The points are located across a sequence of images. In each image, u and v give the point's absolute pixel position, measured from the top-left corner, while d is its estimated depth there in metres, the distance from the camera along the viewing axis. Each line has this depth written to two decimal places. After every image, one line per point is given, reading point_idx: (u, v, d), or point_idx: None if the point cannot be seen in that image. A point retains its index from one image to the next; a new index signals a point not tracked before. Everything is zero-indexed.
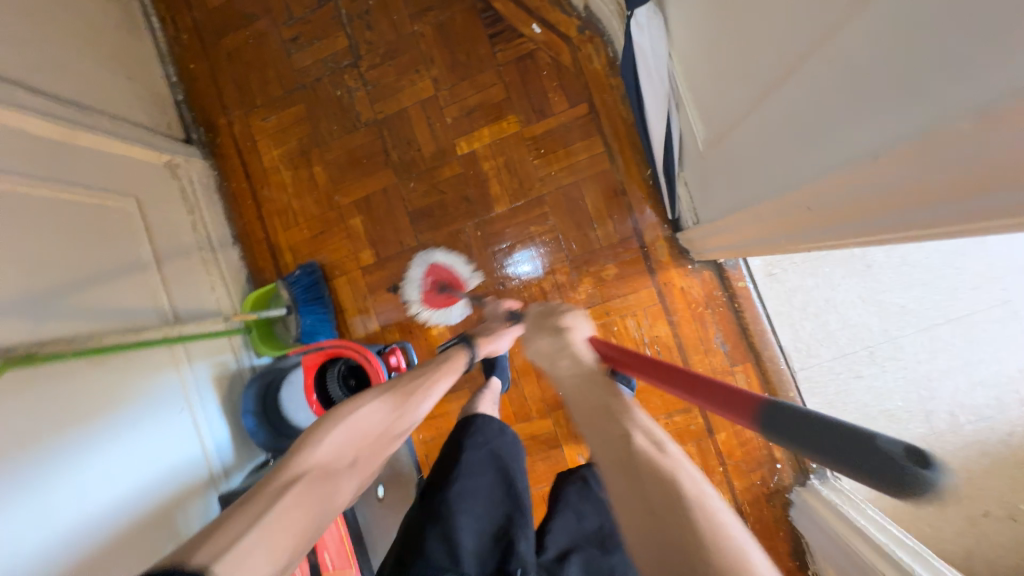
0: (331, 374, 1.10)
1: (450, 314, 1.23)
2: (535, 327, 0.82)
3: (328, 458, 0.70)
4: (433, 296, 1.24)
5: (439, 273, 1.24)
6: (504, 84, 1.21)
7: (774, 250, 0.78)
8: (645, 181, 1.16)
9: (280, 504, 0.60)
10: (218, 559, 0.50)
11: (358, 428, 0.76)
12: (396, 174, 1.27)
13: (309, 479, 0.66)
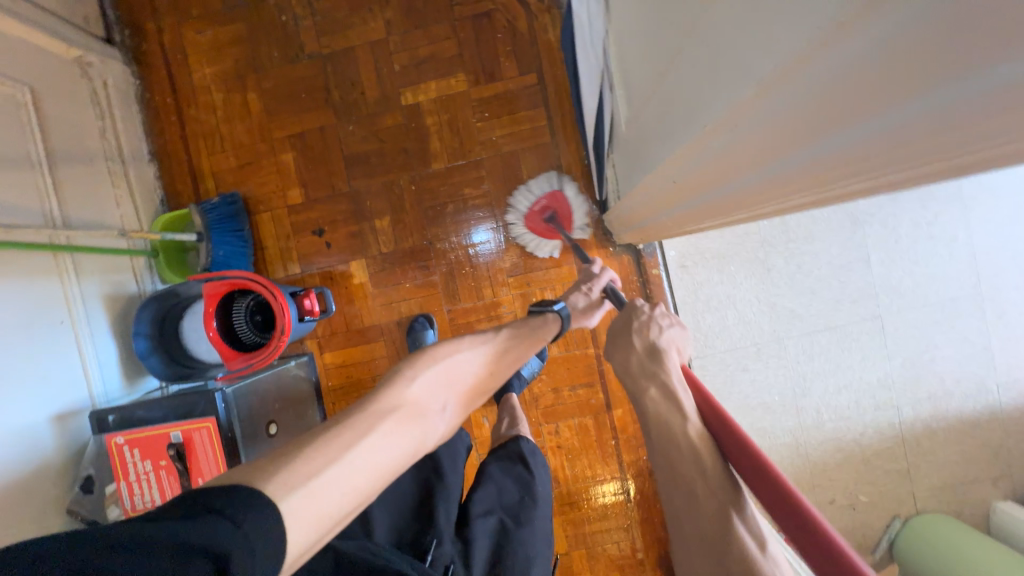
0: (237, 306, 1.07)
1: (547, 247, 1.19)
2: (622, 333, 0.73)
3: (433, 396, 0.64)
4: (536, 221, 1.18)
5: (558, 202, 1.17)
6: (458, 40, 1.19)
7: (673, 225, 0.84)
8: (581, 160, 1.19)
9: (376, 433, 0.53)
10: (292, 496, 0.42)
11: (459, 374, 0.70)
12: (335, 114, 1.22)
13: (410, 413, 0.59)
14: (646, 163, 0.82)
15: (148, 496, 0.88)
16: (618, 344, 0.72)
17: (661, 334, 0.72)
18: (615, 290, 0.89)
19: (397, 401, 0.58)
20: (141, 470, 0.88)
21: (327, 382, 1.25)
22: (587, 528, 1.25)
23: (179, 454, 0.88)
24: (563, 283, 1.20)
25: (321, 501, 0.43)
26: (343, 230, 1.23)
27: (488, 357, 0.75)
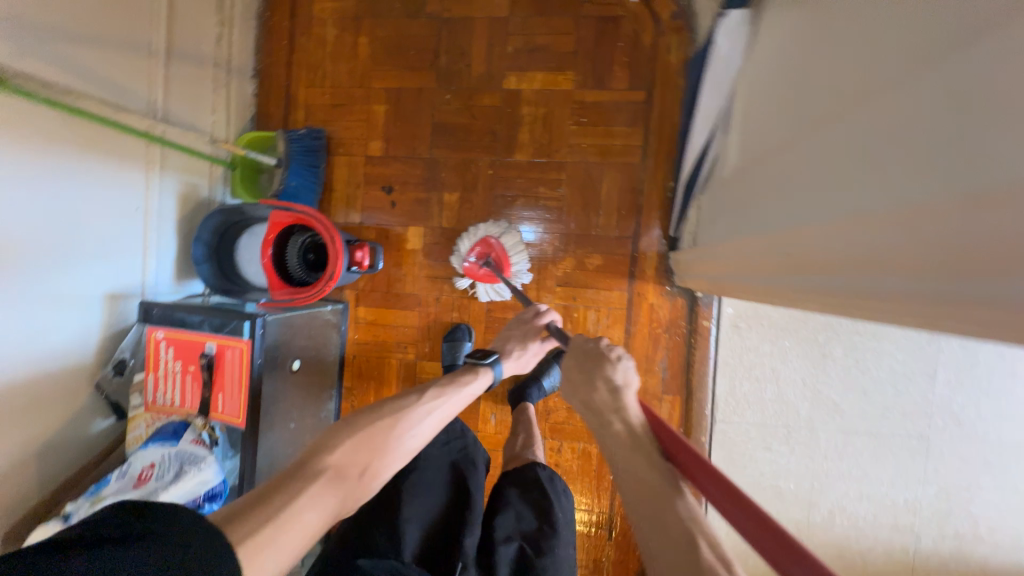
0: (292, 239, 1.09)
1: (492, 291, 1.20)
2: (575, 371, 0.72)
3: (359, 457, 0.67)
4: (475, 269, 1.20)
5: (491, 248, 1.18)
6: (577, 38, 1.16)
7: (744, 291, 0.80)
8: (664, 192, 1.15)
9: (296, 497, 0.57)
10: (243, 547, 0.49)
11: (386, 432, 0.71)
12: (436, 80, 1.22)
13: (331, 475, 0.62)
14: (747, 220, 0.78)
15: (171, 395, 0.91)
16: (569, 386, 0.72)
17: (615, 372, 0.69)
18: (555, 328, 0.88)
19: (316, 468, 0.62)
20: (170, 369, 0.91)
21: (354, 335, 1.27)
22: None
23: (208, 365, 0.89)
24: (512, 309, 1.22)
25: (265, 556, 0.50)
26: (411, 194, 1.24)
27: (418, 415, 0.76)
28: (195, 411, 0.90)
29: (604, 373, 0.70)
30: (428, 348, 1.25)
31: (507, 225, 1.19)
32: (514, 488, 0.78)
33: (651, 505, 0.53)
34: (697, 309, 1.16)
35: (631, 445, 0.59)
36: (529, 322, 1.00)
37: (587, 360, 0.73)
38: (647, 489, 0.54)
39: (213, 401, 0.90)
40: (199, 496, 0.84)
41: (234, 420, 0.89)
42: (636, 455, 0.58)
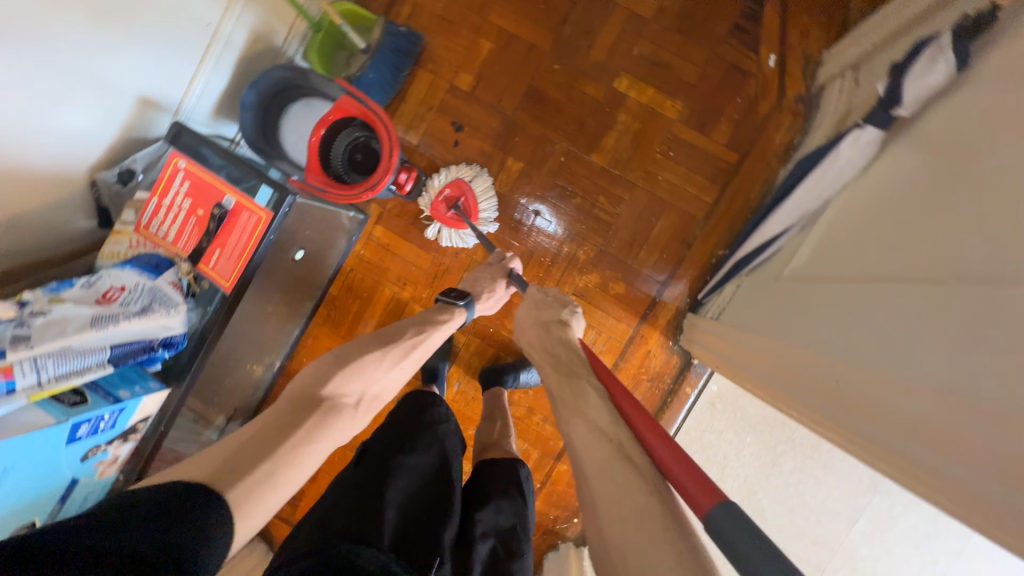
0: (347, 130, 1.04)
1: (456, 237, 1.16)
2: (530, 311, 0.91)
3: (343, 392, 0.76)
4: (442, 210, 1.16)
5: (463, 191, 1.15)
6: (702, 73, 1.13)
7: (765, 390, 0.81)
8: (710, 256, 1.15)
9: (287, 436, 0.67)
10: (234, 485, 0.59)
11: (363, 366, 0.79)
12: (552, 44, 1.16)
13: (318, 409, 0.72)
14: (795, 330, 0.79)
15: (166, 228, 0.84)
16: (524, 322, 0.91)
17: (556, 314, 0.89)
18: (517, 275, 1.00)
19: (305, 403, 0.73)
20: (176, 202, 0.84)
21: (360, 249, 1.22)
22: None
23: (218, 217, 0.83)
24: (479, 258, 1.20)
25: (256, 493, 0.60)
26: (477, 142, 1.18)
27: (400, 353, 0.84)
28: (184, 255, 0.85)
29: (547, 314, 0.89)
30: (425, 295, 1.22)
31: (484, 172, 1.16)
32: (491, 492, 0.78)
33: (575, 415, 0.69)
34: (686, 374, 1.18)
35: (564, 372, 0.77)
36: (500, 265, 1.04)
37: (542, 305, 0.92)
38: (575, 404, 0.70)
39: (207, 254, 0.84)
40: (156, 341, 0.79)
41: (220, 280, 0.85)
42: (570, 383, 0.74)
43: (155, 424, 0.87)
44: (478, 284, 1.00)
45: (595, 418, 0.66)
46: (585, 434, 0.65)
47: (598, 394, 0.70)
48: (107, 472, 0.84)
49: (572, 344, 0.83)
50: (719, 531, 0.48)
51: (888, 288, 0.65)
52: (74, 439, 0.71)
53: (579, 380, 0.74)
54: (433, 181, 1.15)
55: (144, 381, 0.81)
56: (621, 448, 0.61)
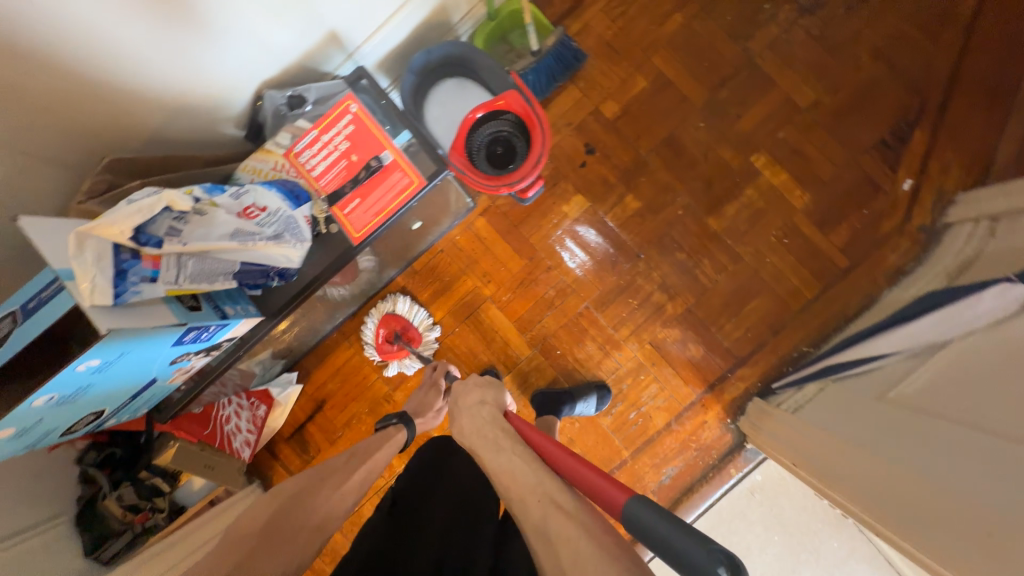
0: (494, 122, 1.03)
1: (403, 368, 1.21)
2: (455, 399, 0.82)
3: (300, 514, 0.64)
4: (386, 346, 1.21)
5: (395, 323, 1.21)
6: (836, 175, 1.16)
7: (856, 503, 0.80)
8: (791, 349, 1.15)
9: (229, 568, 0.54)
10: None
11: (310, 484, 0.68)
12: (704, 102, 1.18)
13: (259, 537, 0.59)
14: (896, 453, 0.78)
15: (315, 163, 0.84)
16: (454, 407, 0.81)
17: (475, 395, 0.80)
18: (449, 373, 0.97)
19: (247, 538, 0.60)
20: (335, 142, 0.83)
21: (457, 234, 1.23)
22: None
23: (372, 168, 0.83)
24: (547, 285, 1.21)
25: None
26: (603, 170, 1.20)
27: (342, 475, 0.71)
28: (324, 194, 0.84)
29: (469, 394, 0.81)
30: (505, 298, 1.22)
31: (412, 301, 1.22)
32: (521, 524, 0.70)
33: (511, 486, 0.63)
34: (736, 455, 1.16)
35: (492, 444, 0.70)
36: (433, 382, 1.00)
37: (481, 389, 0.82)
38: (507, 476, 0.64)
39: (347, 200, 0.83)
40: (275, 268, 0.77)
41: (349, 229, 0.84)
42: (498, 456, 0.67)
43: (234, 347, 0.85)
44: (415, 409, 0.93)
45: (529, 485, 0.61)
46: (523, 502, 0.60)
47: (523, 454, 0.66)
48: (178, 379, 0.81)
49: (496, 416, 0.75)
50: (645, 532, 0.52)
51: (995, 438, 0.67)
52: (181, 341, 0.69)
53: (506, 446, 0.68)
54: (367, 325, 1.21)
55: (246, 302, 0.79)
56: (553, 505, 0.57)
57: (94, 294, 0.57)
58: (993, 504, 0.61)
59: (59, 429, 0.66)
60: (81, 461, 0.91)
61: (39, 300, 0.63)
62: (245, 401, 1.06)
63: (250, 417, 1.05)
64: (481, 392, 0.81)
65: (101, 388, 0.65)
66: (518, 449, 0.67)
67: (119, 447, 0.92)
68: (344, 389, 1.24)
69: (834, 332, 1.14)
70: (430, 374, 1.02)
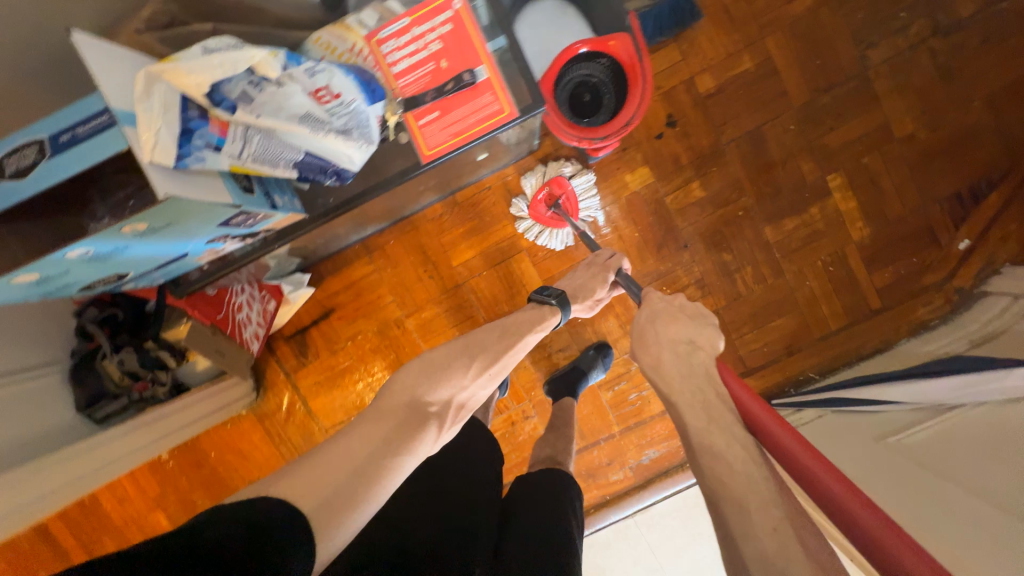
0: (591, 64, 0.94)
1: (551, 238, 1.14)
2: (652, 324, 0.73)
3: (426, 400, 0.66)
4: (544, 210, 1.12)
5: (565, 189, 1.11)
6: (901, 216, 1.14)
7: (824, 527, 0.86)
8: (798, 371, 1.18)
9: (366, 455, 0.55)
10: (313, 496, 0.48)
11: (442, 376, 0.69)
12: (802, 102, 1.11)
13: (390, 421, 0.61)
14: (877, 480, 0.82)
15: (399, 57, 0.73)
16: (648, 339, 0.72)
17: (684, 332, 0.70)
18: (627, 275, 0.87)
19: (395, 409, 0.63)
20: (426, 39, 0.73)
21: (510, 176, 1.15)
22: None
23: (461, 82, 0.73)
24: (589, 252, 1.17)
25: (336, 516, 0.48)
26: (678, 148, 1.12)
27: (486, 359, 0.74)
28: (401, 97, 0.74)
29: (675, 330, 0.71)
30: (542, 254, 1.17)
31: (590, 172, 1.12)
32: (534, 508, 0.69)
33: (722, 472, 0.54)
34: None
35: (708, 410, 0.60)
36: (604, 268, 0.92)
37: (667, 322, 0.72)
38: (725, 465, 0.54)
39: (425, 112, 0.75)
40: (335, 167, 0.69)
41: (421, 143, 0.76)
42: (712, 430, 0.58)
43: (269, 238, 0.79)
44: (575, 292, 0.89)
45: (759, 488, 0.52)
46: (746, 507, 0.51)
47: (743, 437, 0.57)
48: (205, 258, 0.76)
49: (708, 369, 0.65)
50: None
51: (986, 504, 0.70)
52: (226, 224, 0.63)
53: (726, 422, 0.58)
54: (530, 182, 1.12)
55: (291, 195, 0.73)
56: (795, 531, 0.49)
57: (155, 151, 0.49)
58: (966, 553, 0.62)
59: (78, 284, 0.61)
60: (79, 313, 0.86)
61: (74, 136, 0.55)
62: (257, 293, 1.02)
63: (260, 310, 1.02)
64: (694, 333, 0.70)
65: (134, 253, 0.59)
66: (741, 432, 0.58)
67: (121, 309, 0.85)
68: (356, 303, 1.20)
69: (842, 366, 1.17)
70: (604, 260, 0.93)
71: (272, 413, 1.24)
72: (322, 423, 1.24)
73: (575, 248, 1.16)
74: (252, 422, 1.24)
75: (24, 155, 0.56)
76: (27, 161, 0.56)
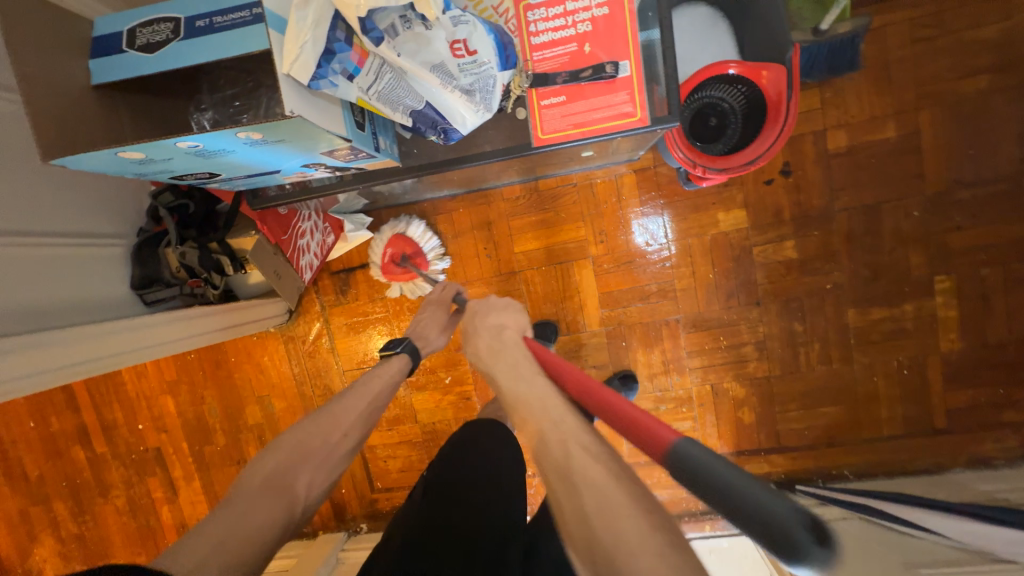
0: (726, 87, 0.86)
1: (413, 289, 1.13)
2: (473, 316, 0.68)
3: (294, 459, 0.59)
4: (391, 268, 1.11)
5: (403, 244, 1.11)
6: (1001, 341, 1.04)
7: None
8: (833, 466, 1.11)
9: (230, 523, 0.49)
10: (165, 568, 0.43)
11: (308, 437, 0.62)
12: (937, 191, 1.00)
13: (247, 497, 0.53)
14: None
15: (544, 29, 0.68)
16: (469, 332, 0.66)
17: (497, 319, 0.65)
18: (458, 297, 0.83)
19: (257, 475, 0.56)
20: (577, 17, 0.67)
21: (598, 178, 1.10)
22: (433, 445, 1.25)
23: (601, 73, 0.67)
24: (654, 278, 1.11)
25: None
26: (785, 200, 1.04)
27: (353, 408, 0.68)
28: (531, 71, 0.69)
29: (491, 318, 0.66)
30: (605, 267, 1.12)
31: (416, 221, 1.11)
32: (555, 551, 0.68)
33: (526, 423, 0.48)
34: (717, 517, 1.13)
35: (516, 372, 0.55)
36: (441, 304, 0.86)
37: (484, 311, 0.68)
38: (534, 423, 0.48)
39: (552, 93, 0.70)
40: (447, 126, 0.66)
41: (536, 123, 0.72)
42: (522, 397, 0.51)
43: (355, 176, 0.77)
44: (415, 334, 0.81)
45: (570, 434, 0.45)
46: (556, 453, 0.43)
47: (552, 397, 0.50)
48: (291, 179, 0.74)
49: (518, 342, 0.61)
50: (705, 487, 0.37)
51: None
52: (328, 153, 0.61)
53: (531, 387, 0.52)
54: (379, 236, 1.10)
55: (390, 140, 0.71)
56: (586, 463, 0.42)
57: (294, 65, 0.47)
58: None
59: (171, 173, 0.60)
60: (154, 198, 0.84)
61: (209, 25, 0.52)
62: (320, 224, 1.01)
63: (319, 242, 1.03)
64: (502, 316, 0.66)
65: (235, 159, 0.58)
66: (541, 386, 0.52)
67: (193, 203, 0.85)
68: None
69: (882, 474, 1.09)
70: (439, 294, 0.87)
71: (298, 338, 1.25)
72: (342, 363, 1.24)
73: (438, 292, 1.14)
74: (277, 341, 1.26)
75: (157, 31, 0.53)
76: (159, 37, 0.54)
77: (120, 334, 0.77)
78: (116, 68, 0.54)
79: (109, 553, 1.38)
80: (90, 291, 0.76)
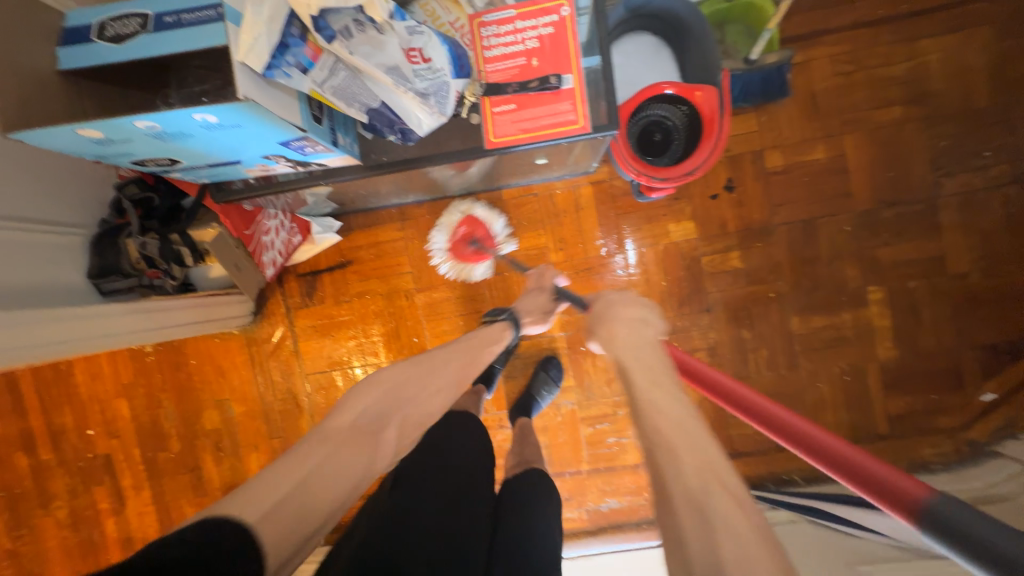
0: (669, 106, 0.95)
1: (477, 269, 1.17)
2: (608, 308, 0.67)
3: (377, 413, 0.59)
4: (461, 246, 1.16)
5: (475, 226, 1.16)
6: (930, 349, 1.10)
7: None
8: (784, 471, 1.14)
9: (318, 463, 0.50)
10: (257, 513, 0.43)
11: (395, 394, 0.62)
12: (864, 208, 1.09)
13: (336, 441, 0.53)
14: None
15: (495, 44, 0.75)
16: (604, 317, 0.65)
17: (640, 312, 0.64)
18: (559, 287, 0.92)
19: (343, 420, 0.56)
20: (525, 34, 0.74)
21: (558, 190, 1.16)
22: None
23: (546, 84, 0.74)
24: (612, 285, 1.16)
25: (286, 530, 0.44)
26: (730, 214, 1.12)
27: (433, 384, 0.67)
28: (484, 80, 0.76)
29: (631, 309, 0.64)
30: (566, 273, 1.17)
31: (478, 203, 1.16)
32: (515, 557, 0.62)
33: (649, 403, 0.48)
34: None
35: (654, 373, 0.53)
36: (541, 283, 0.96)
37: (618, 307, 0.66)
38: (657, 416, 0.46)
39: (503, 101, 0.76)
40: (402, 126, 0.71)
41: (490, 128, 0.77)
42: (656, 390, 0.49)
43: (318, 173, 0.81)
44: (524, 309, 0.92)
45: (699, 443, 0.43)
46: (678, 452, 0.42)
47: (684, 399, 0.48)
48: (253, 172, 0.77)
49: (658, 342, 0.60)
50: (947, 530, 0.37)
51: None
52: (285, 144, 0.65)
53: (667, 382, 0.51)
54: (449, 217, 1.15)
55: (349, 138, 0.75)
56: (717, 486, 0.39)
57: (249, 54, 0.51)
58: None
59: (131, 156, 0.63)
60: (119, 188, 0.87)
61: (176, 21, 0.56)
62: (287, 224, 1.04)
63: (285, 242, 1.04)
64: (637, 309, 0.64)
65: (193, 144, 0.61)
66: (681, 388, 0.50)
67: (157, 197, 0.87)
68: (375, 263, 1.21)
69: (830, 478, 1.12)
70: (537, 278, 0.98)
71: (261, 340, 1.25)
72: (305, 367, 1.24)
73: (508, 274, 1.18)
74: (240, 344, 1.25)
75: (126, 24, 0.58)
76: (127, 30, 0.58)
77: (71, 319, 0.77)
78: (85, 57, 0.58)
79: (44, 569, 1.30)
80: (46, 276, 0.77)
